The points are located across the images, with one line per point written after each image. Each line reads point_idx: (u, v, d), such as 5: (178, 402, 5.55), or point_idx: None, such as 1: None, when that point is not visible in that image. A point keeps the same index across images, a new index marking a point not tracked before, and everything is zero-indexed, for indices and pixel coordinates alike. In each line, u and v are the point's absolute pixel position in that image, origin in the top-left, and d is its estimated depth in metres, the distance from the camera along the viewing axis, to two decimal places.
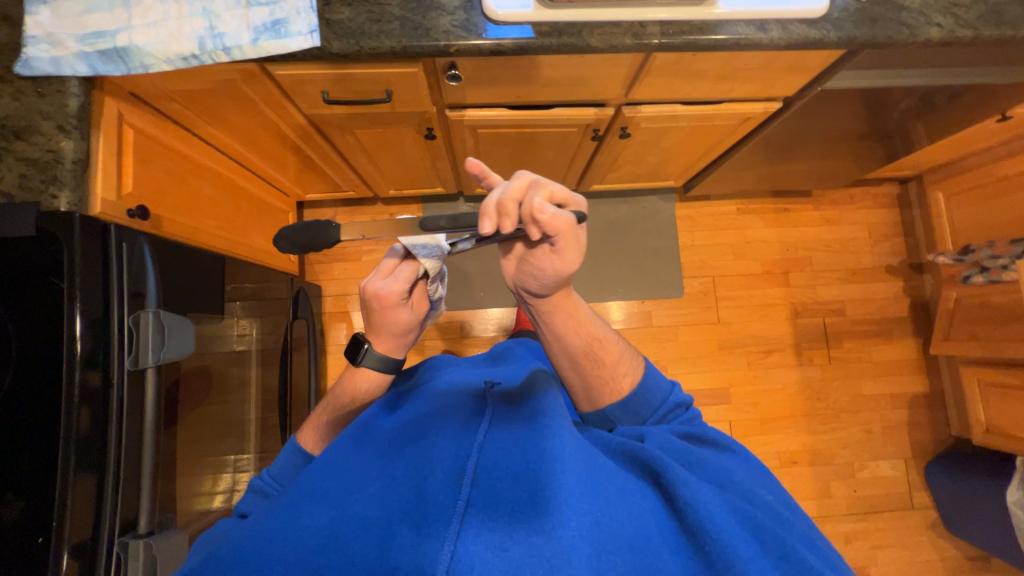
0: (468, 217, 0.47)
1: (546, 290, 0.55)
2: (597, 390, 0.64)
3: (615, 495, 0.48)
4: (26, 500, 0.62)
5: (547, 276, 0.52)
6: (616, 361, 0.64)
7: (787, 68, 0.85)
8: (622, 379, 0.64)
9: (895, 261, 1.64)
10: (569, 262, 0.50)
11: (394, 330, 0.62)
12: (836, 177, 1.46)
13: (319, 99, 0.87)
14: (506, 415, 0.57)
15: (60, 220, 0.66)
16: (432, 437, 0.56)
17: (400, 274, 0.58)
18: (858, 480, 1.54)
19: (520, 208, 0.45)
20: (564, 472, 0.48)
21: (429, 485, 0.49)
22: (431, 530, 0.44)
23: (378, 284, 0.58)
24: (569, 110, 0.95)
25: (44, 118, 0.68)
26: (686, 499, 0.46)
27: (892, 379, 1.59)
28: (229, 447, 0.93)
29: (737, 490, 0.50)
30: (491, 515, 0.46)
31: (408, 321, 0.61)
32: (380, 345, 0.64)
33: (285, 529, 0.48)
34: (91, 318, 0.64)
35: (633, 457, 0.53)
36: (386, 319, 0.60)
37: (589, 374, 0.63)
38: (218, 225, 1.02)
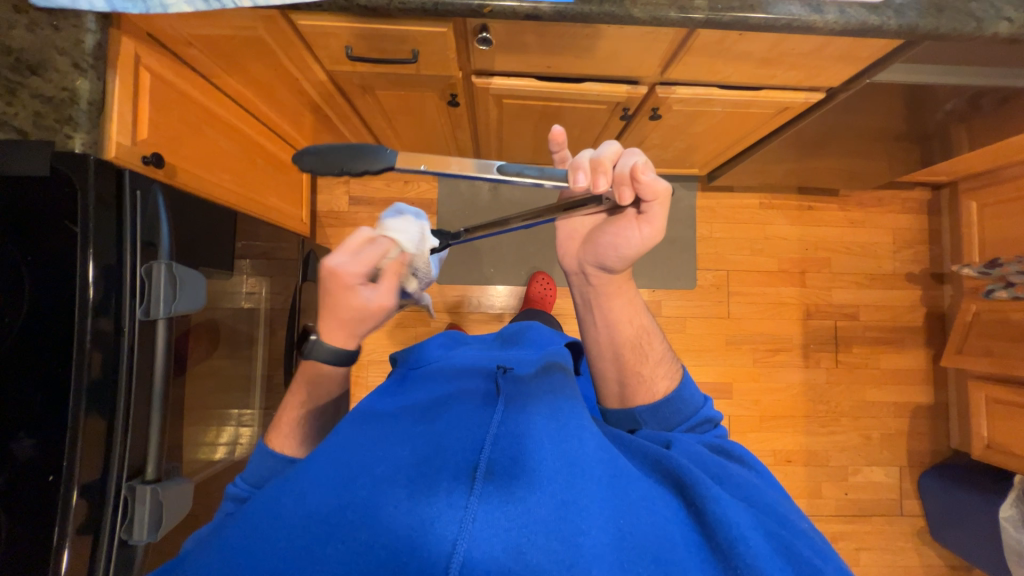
0: (552, 173, 0.48)
1: (617, 267, 0.58)
2: (632, 387, 0.64)
3: (637, 503, 0.48)
4: (37, 438, 0.62)
5: (629, 248, 0.56)
6: (657, 360, 0.64)
7: (837, 56, 0.80)
8: (659, 381, 0.63)
9: (917, 269, 1.60)
10: (654, 233, 0.54)
11: (348, 319, 0.56)
12: (867, 177, 1.41)
13: (342, 55, 0.83)
14: (521, 406, 0.57)
15: (74, 159, 0.64)
16: (446, 422, 0.55)
17: (361, 253, 0.54)
18: (851, 483, 1.55)
19: (616, 170, 0.49)
20: (587, 477, 0.48)
21: (441, 473, 0.47)
22: (446, 521, 0.43)
23: (337, 261, 0.54)
24: (599, 86, 0.91)
25: (59, 54, 0.65)
26: (716, 516, 0.46)
27: (897, 388, 1.58)
28: (234, 402, 0.94)
29: (768, 510, 0.49)
30: (507, 511, 0.44)
31: (364, 309, 0.55)
32: (331, 335, 0.57)
33: (294, 501, 0.47)
34: (105, 265, 0.64)
35: (659, 464, 0.52)
36: (343, 304, 0.55)
37: (628, 367, 0.63)
38: (232, 179, 1.01)
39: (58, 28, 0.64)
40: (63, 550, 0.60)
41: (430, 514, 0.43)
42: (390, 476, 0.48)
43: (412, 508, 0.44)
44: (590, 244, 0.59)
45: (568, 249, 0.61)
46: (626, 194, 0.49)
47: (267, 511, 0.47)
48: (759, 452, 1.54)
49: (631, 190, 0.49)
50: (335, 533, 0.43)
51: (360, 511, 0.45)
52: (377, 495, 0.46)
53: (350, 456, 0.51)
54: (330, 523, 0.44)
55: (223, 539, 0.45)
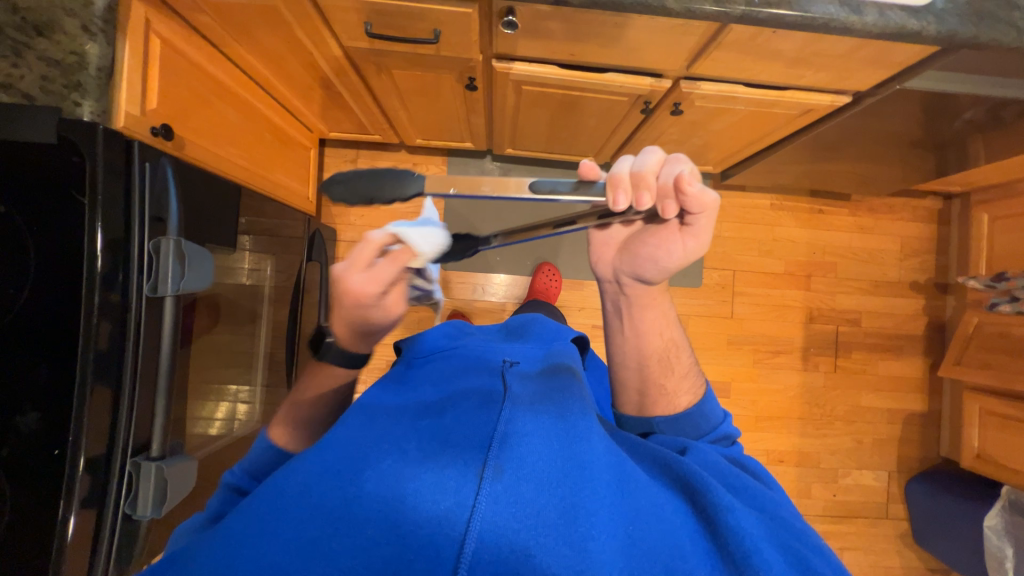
0: (589, 187, 0.48)
1: (653, 280, 0.58)
2: (652, 398, 0.65)
3: (647, 510, 0.48)
4: (43, 412, 0.62)
5: (670, 263, 0.56)
6: (682, 375, 0.65)
7: (869, 59, 0.78)
8: (680, 395, 0.64)
9: (922, 279, 1.60)
10: (698, 247, 0.54)
11: (360, 325, 0.58)
12: (881, 184, 1.39)
13: (360, 31, 0.80)
14: (528, 406, 0.56)
15: (80, 129, 0.61)
16: (452, 419, 0.54)
17: (377, 274, 0.53)
18: (840, 486, 1.58)
19: (660, 180, 0.48)
20: (596, 482, 0.48)
21: (449, 469, 0.47)
22: (454, 520, 0.43)
23: (354, 280, 0.53)
24: (623, 77, 0.89)
25: (68, 15, 0.62)
26: (729, 525, 0.46)
27: (892, 395, 1.60)
28: (233, 377, 0.93)
29: (780, 521, 0.50)
30: (517, 513, 0.44)
31: (380, 319, 0.57)
32: (345, 338, 0.60)
33: (303, 492, 0.47)
34: (113, 238, 0.62)
35: (668, 469, 0.53)
36: (355, 314, 0.56)
37: (651, 379, 0.64)
38: (240, 154, 0.99)
39: None
40: (69, 518, 0.60)
41: (440, 510, 0.43)
42: (398, 466, 0.47)
43: (421, 501, 0.44)
44: (627, 253, 0.58)
45: (603, 255, 0.60)
46: (670, 206, 0.49)
47: (275, 501, 0.46)
48: (753, 451, 1.56)
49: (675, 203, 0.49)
50: (342, 526, 0.43)
51: (365, 506, 0.44)
52: (382, 488, 0.45)
53: (357, 446, 0.51)
54: (336, 517, 0.44)
55: (234, 525, 0.45)
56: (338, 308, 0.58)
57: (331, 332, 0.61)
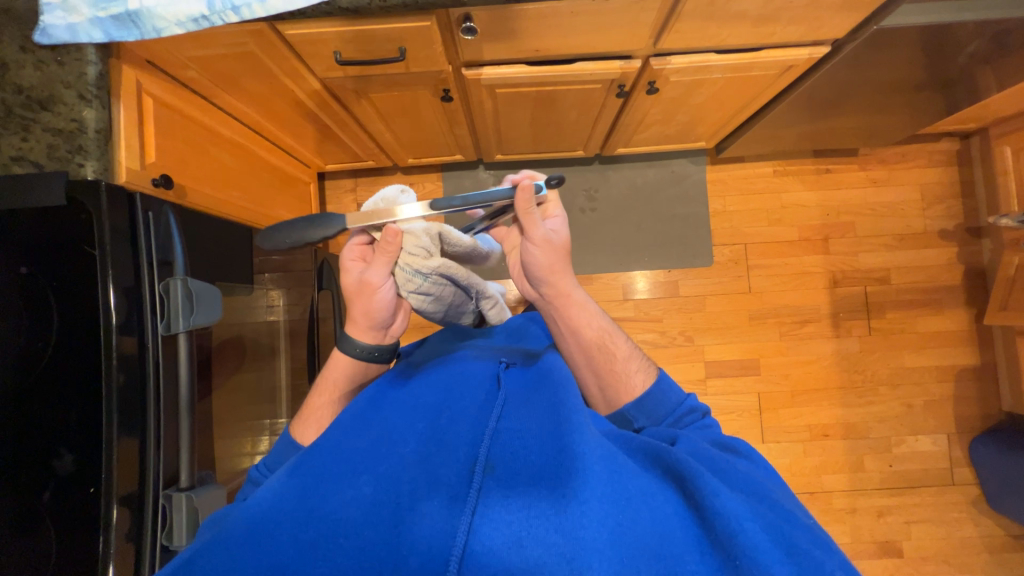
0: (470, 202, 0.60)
1: (550, 277, 0.61)
2: (611, 389, 0.64)
3: (637, 497, 0.44)
4: (78, 455, 0.67)
5: (544, 243, 0.57)
6: (628, 356, 0.64)
7: (840, 4, 0.76)
8: (634, 376, 0.63)
9: (949, 226, 1.52)
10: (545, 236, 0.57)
11: (360, 316, 0.59)
12: (886, 133, 1.33)
13: (332, 61, 0.84)
14: (521, 402, 0.54)
15: (86, 187, 0.67)
16: (447, 417, 0.52)
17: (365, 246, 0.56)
18: (894, 455, 1.48)
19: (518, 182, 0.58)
20: (585, 470, 0.44)
21: (444, 473, 0.46)
22: (447, 518, 0.42)
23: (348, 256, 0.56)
24: (592, 64, 0.90)
25: (65, 88, 0.68)
26: (715, 508, 0.41)
27: (937, 352, 1.50)
28: (264, 413, 0.97)
29: (770, 503, 0.44)
30: (509, 505, 0.43)
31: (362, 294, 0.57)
32: (356, 329, 0.61)
33: (301, 496, 0.45)
34: (125, 288, 0.66)
35: (658, 459, 0.48)
36: (353, 295, 0.58)
37: (600, 367, 0.64)
38: (242, 195, 1.04)
39: (63, 64, 0.67)
40: (110, 557, 0.63)
41: (433, 509, 0.43)
42: (395, 474, 0.46)
43: (415, 500, 0.43)
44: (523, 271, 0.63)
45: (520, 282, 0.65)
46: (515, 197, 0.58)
47: (275, 509, 0.45)
48: (793, 428, 1.48)
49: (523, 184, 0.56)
50: (341, 527, 0.42)
51: (362, 509, 0.43)
52: (381, 491, 0.44)
53: (353, 454, 0.49)
54: (333, 524, 0.42)
55: (213, 553, 0.41)
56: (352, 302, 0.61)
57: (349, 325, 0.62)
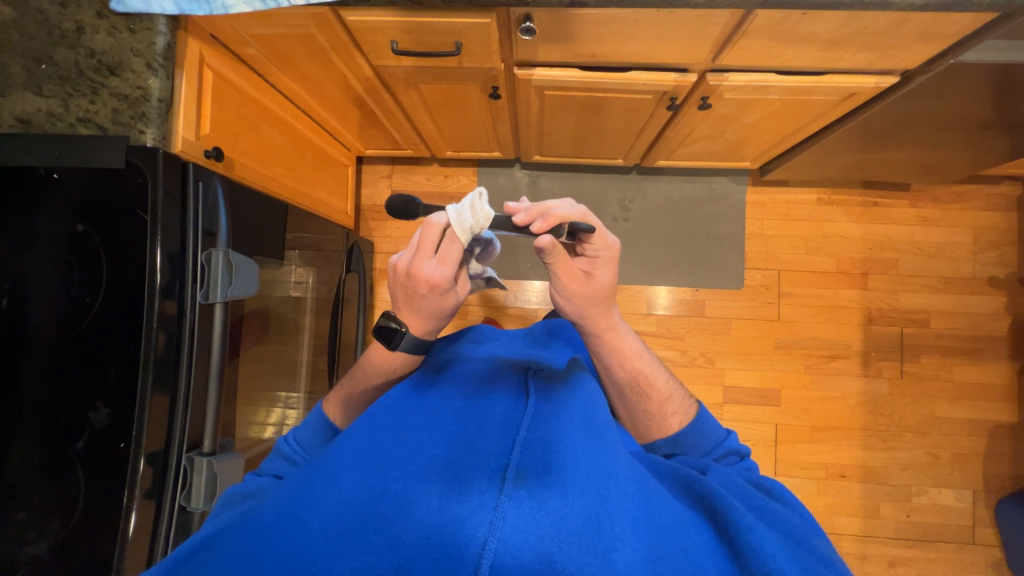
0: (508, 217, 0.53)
1: (583, 320, 0.60)
2: (645, 425, 0.65)
3: (669, 527, 0.44)
4: (112, 409, 0.70)
5: (569, 292, 0.57)
6: (667, 397, 0.64)
7: (917, 34, 0.73)
8: (672, 416, 0.63)
9: (1001, 273, 1.44)
10: (573, 287, 0.56)
11: (413, 300, 0.55)
12: (944, 170, 1.27)
13: (387, 50, 0.84)
14: (552, 410, 0.54)
15: (145, 154, 0.69)
16: (478, 420, 0.52)
17: (446, 257, 0.50)
18: (914, 505, 1.42)
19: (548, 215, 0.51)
20: (619, 492, 0.45)
21: (473, 474, 0.45)
22: (476, 521, 0.41)
23: (427, 268, 0.51)
24: (646, 74, 0.88)
25: (134, 55, 0.70)
26: (751, 545, 0.42)
27: (972, 404, 1.43)
28: (282, 384, 0.99)
29: (809, 548, 0.45)
30: (538, 518, 0.41)
31: (454, 304, 0.55)
32: (418, 328, 0.58)
33: (327, 488, 0.45)
34: (170, 253, 0.68)
35: (690, 488, 0.49)
36: (406, 277, 0.53)
37: (636, 407, 0.65)
38: (284, 172, 1.06)
39: (135, 33, 0.70)
40: (131, 512, 0.65)
41: (461, 513, 0.42)
42: (421, 472, 0.46)
43: (442, 503, 0.42)
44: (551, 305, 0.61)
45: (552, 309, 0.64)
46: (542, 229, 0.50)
47: (302, 495, 0.45)
48: (809, 465, 1.44)
49: (545, 235, 0.50)
50: (368, 523, 0.41)
51: (390, 504, 0.43)
52: (409, 489, 0.44)
53: (383, 444, 0.50)
54: (359, 514, 0.42)
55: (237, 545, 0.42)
56: (406, 303, 0.56)
57: (400, 324, 0.58)
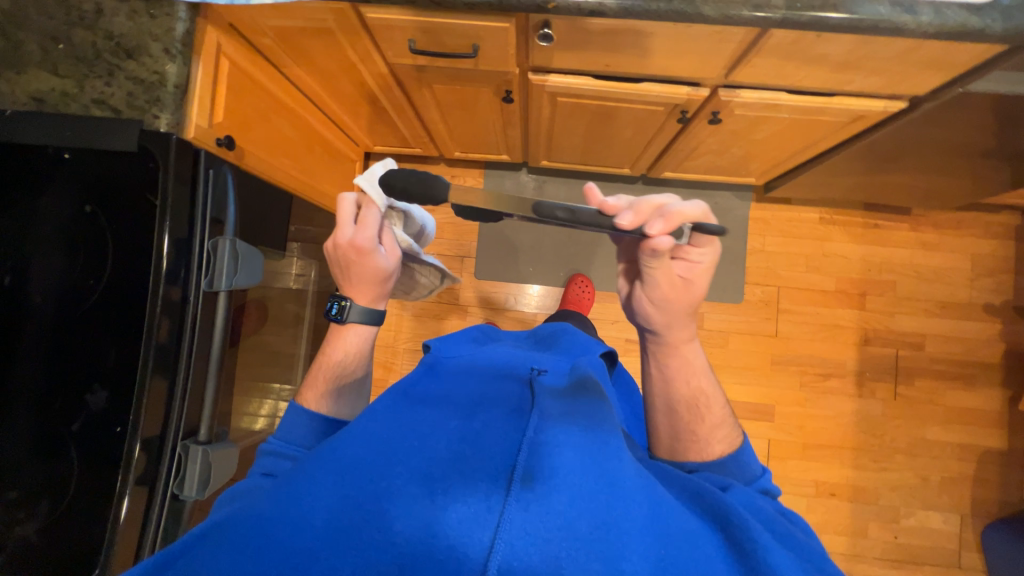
0: (585, 213, 0.50)
1: (661, 329, 0.63)
2: (683, 444, 0.63)
3: (679, 537, 0.44)
4: (109, 391, 0.70)
5: (663, 298, 0.60)
6: (715, 424, 0.63)
7: (927, 62, 0.74)
8: (714, 443, 0.62)
9: (996, 301, 1.46)
10: (666, 294, 0.60)
11: (351, 270, 0.63)
12: (946, 196, 1.29)
13: (405, 48, 0.85)
14: (559, 412, 0.53)
15: (157, 139, 0.69)
16: (483, 418, 0.52)
17: (365, 220, 0.60)
18: (901, 527, 1.43)
19: (656, 215, 0.52)
20: (628, 499, 0.45)
21: (478, 475, 0.45)
22: (481, 525, 0.41)
23: (350, 234, 0.60)
24: (658, 86, 0.89)
25: (153, 40, 0.70)
26: (767, 564, 0.42)
27: (964, 428, 1.45)
28: (276, 375, 0.98)
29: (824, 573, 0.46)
30: (546, 521, 0.42)
31: (388, 267, 0.63)
32: (364, 298, 0.65)
33: (333, 484, 0.45)
34: (178, 238, 0.68)
35: (700, 498, 0.49)
36: (336, 251, 0.62)
37: (682, 425, 0.64)
38: (292, 164, 1.06)
39: (155, 18, 0.70)
40: (125, 498, 0.64)
41: (468, 515, 0.42)
42: (425, 470, 0.46)
43: (448, 504, 0.42)
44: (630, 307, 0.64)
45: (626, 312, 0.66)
46: (656, 226, 0.52)
47: (306, 487, 0.46)
48: (799, 482, 1.44)
49: (659, 237, 0.52)
50: (374, 519, 0.42)
51: (396, 499, 0.43)
52: (413, 486, 0.44)
53: (389, 439, 0.50)
54: (365, 510, 0.43)
55: (240, 539, 0.42)
56: (347, 278, 0.64)
57: (347, 299, 0.65)
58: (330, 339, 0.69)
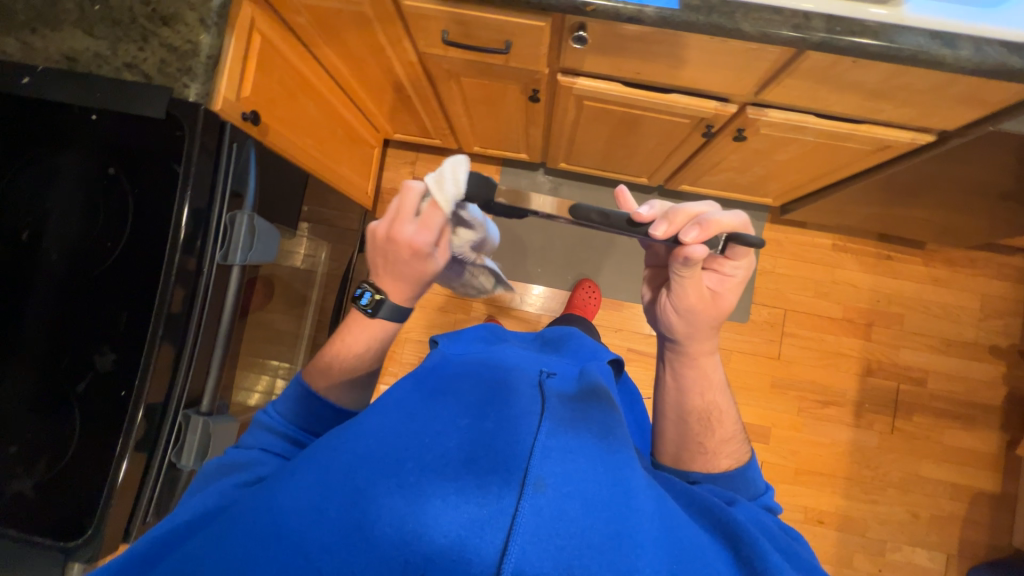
0: (619, 215, 0.50)
1: (683, 338, 0.63)
2: (691, 456, 0.63)
3: (690, 552, 0.45)
4: (117, 354, 0.70)
5: (690, 308, 0.59)
6: (725, 438, 0.64)
7: (960, 98, 0.74)
8: (721, 457, 0.63)
9: (1003, 343, 1.45)
10: (694, 305, 0.59)
11: (392, 265, 0.53)
12: (962, 234, 1.28)
13: (438, 39, 0.85)
14: (570, 417, 0.53)
15: (187, 109, 0.69)
16: (496, 417, 0.52)
17: (427, 220, 0.50)
18: (886, 561, 1.42)
19: (688, 224, 0.53)
20: (639, 509, 0.45)
21: (490, 474, 0.45)
22: (493, 530, 0.42)
23: (408, 229, 0.50)
24: (687, 98, 0.89)
25: (189, 10, 0.70)
26: None
27: (958, 468, 1.44)
28: (277, 353, 0.98)
29: None
30: (558, 529, 0.42)
31: (433, 273, 0.54)
32: (396, 295, 0.56)
33: (343, 473, 0.45)
34: (197, 207, 0.68)
35: (711, 514, 0.50)
36: (387, 242, 0.52)
37: (691, 435, 0.64)
38: (313, 144, 1.07)
39: None
40: (123, 460, 0.63)
41: (482, 516, 0.42)
42: (437, 466, 0.46)
43: (461, 503, 0.43)
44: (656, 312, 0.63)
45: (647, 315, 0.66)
46: (691, 233, 0.52)
47: (317, 474, 0.46)
48: (789, 506, 1.44)
49: (693, 245, 0.52)
50: (385, 514, 0.42)
51: (408, 495, 0.43)
52: (425, 484, 0.44)
53: (401, 432, 0.49)
54: (376, 504, 0.43)
55: (250, 524, 0.43)
56: (383, 269, 0.55)
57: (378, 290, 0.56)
58: (348, 322, 0.63)
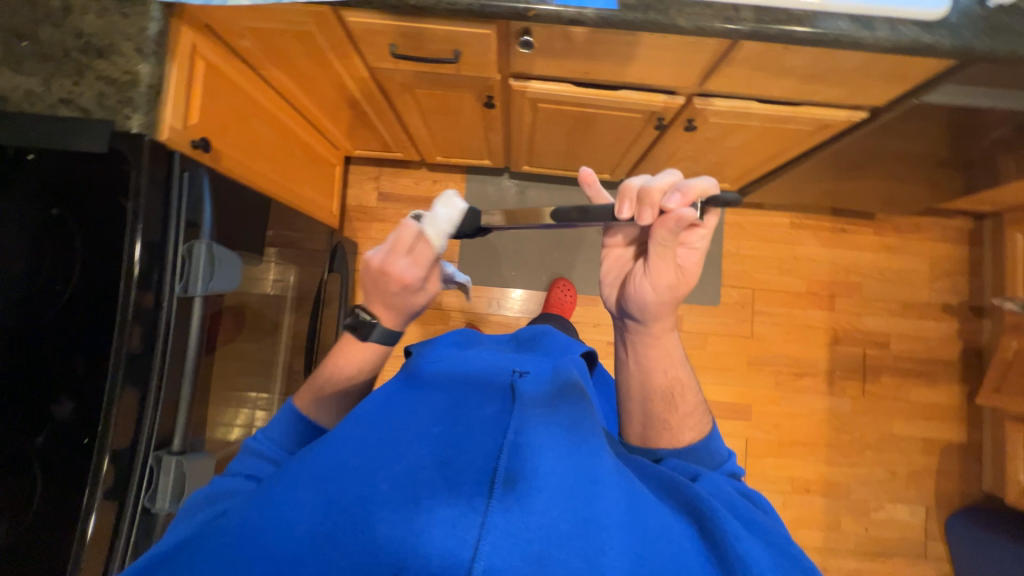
0: (597, 210, 0.53)
1: (649, 317, 0.61)
2: (656, 433, 0.64)
3: (655, 531, 0.46)
4: (79, 401, 0.67)
5: (659, 281, 0.57)
6: (687, 412, 0.64)
7: (885, 75, 0.79)
8: (685, 430, 0.64)
9: (954, 301, 1.54)
10: (667, 277, 0.57)
11: (385, 296, 0.55)
12: (906, 202, 1.36)
13: (386, 53, 0.85)
14: (541, 412, 0.54)
15: (133, 143, 0.67)
16: (467, 420, 0.53)
17: (417, 255, 0.52)
18: (871, 520, 1.48)
19: (664, 194, 0.51)
20: (607, 494, 0.47)
21: (461, 477, 0.46)
22: (464, 528, 0.42)
23: (399, 267, 0.52)
24: (636, 94, 0.91)
25: (125, 40, 0.68)
26: (738, 554, 0.43)
27: (927, 423, 1.52)
28: (254, 384, 0.95)
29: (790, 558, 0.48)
30: (528, 520, 0.43)
31: (422, 304, 0.57)
32: (386, 320, 0.57)
33: (316, 490, 0.46)
34: (150, 241, 0.66)
35: (677, 492, 0.50)
36: (379, 274, 0.53)
37: (656, 413, 0.64)
38: (270, 167, 1.05)
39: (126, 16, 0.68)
40: (92, 511, 0.61)
41: (452, 517, 0.43)
42: (409, 474, 0.46)
43: (431, 507, 0.44)
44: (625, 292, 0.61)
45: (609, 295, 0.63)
46: (673, 201, 0.51)
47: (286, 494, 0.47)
48: (776, 478, 1.48)
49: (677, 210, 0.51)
50: (358, 522, 0.44)
51: (379, 503, 0.44)
52: (398, 492, 0.45)
53: (372, 443, 0.50)
54: (349, 514, 0.44)
55: (225, 549, 0.43)
56: (375, 295, 0.56)
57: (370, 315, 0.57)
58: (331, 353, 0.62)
